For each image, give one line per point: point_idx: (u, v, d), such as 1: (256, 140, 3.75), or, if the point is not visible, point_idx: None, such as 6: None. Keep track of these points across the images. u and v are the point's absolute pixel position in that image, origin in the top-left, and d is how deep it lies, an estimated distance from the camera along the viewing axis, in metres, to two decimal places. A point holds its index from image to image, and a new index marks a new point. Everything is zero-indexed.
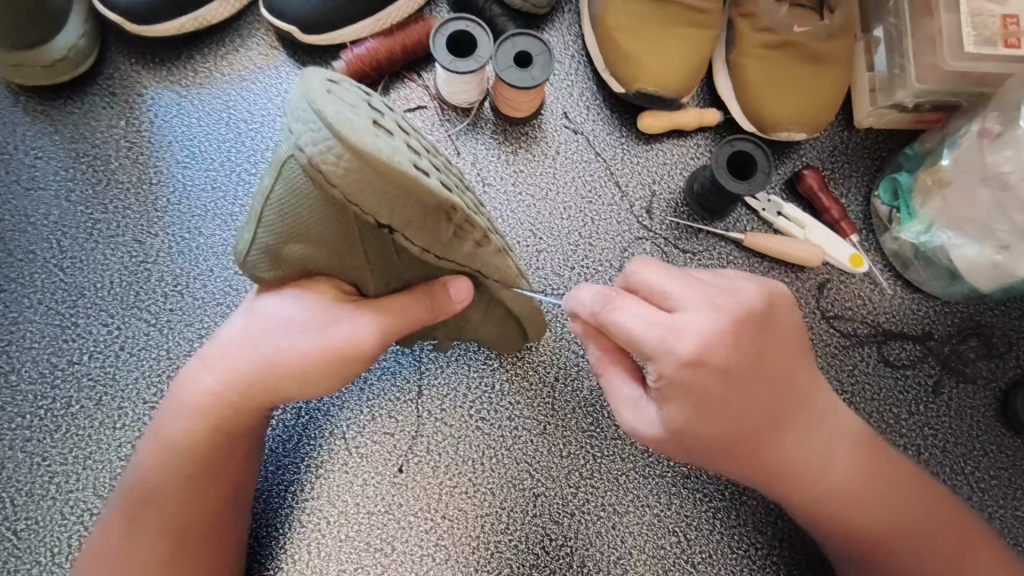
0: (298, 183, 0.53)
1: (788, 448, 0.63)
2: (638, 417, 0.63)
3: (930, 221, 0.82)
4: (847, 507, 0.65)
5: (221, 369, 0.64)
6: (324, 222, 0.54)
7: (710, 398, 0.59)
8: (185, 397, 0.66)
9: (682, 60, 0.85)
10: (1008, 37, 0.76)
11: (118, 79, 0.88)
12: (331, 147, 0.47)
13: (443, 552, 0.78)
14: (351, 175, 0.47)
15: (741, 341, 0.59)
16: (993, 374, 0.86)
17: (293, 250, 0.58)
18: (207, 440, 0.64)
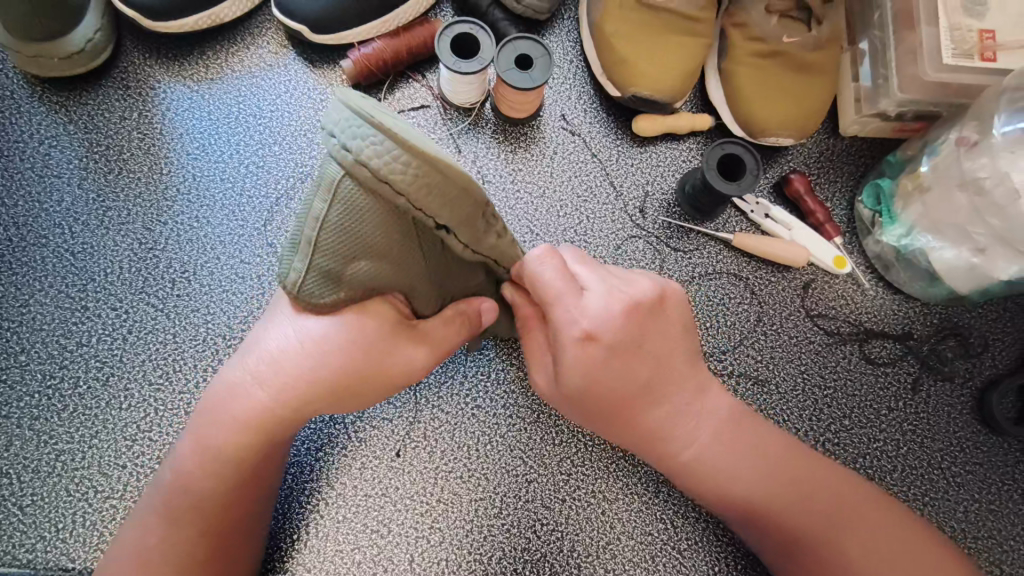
0: (354, 200, 0.52)
1: (679, 419, 0.69)
2: (545, 380, 0.69)
3: (911, 225, 0.86)
4: (746, 478, 0.68)
5: (270, 385, 0.66)
6: (386, 235, 0.55)
7: (593, 367, 0.65)
8: (224, 406, 0.67)
9: (676, 66, 0.89)
10: (985, 51, 0.81)
11: (131, 73, 0.91)
12: (396, 158, 0.49)
13: (438, 534, 0.80)
14: (419, 180, 0.51)
15: (632, 323, 0.66)
16: (970, 374, 0.89)
17: (358, 268, 0.57)
18: (248, 453, 0.67)
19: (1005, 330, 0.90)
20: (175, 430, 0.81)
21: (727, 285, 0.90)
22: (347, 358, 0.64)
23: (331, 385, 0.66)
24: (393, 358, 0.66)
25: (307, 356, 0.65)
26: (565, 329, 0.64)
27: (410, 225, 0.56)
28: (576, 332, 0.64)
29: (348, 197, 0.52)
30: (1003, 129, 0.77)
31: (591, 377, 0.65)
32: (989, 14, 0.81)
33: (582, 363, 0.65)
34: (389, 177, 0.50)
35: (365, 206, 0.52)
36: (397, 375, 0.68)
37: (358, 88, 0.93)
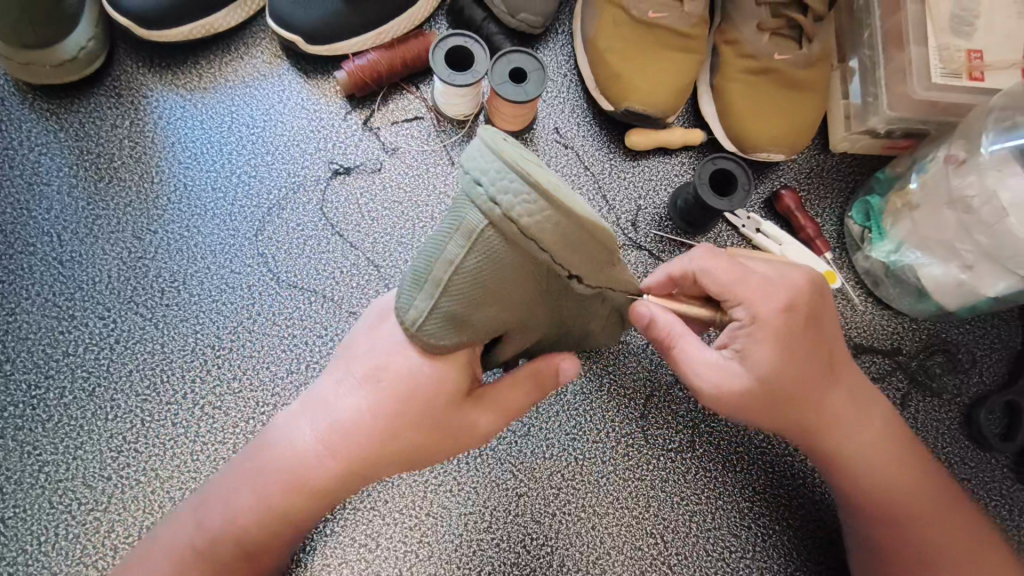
0: (495, 249, 0.54)
1: (853, 411, 0.70)
2: (725, 375, 0.66)
3: (900, 241, 0.87)
4: (904, 476, 0.71)
5: (334, 443, 0.64)
6: (518, 282, 0.57)
7: (801, 348, 0.66)
8: (279, 454, 0.65)
9: (669, 82, 0.89)
10: (973, 70, 0.82)
11: (124, 81, 0.90)
12: (554, 218, 0.52)
13: (426, 549, 0.80)
14: (564, 235, 0.54)
15: (816, 307, 0.67)
16: (958, 389, 0.90)
17: (481, 313, 0.58)
18: (305, 503, 0.65)
19: (992, 346, 0.91)
20: (161, 441, 0.80)
21: None
22: (418, 415, 0.63)
23: (401, 448, 0.64)
24: (458, 420, 0.65)
25: (374, 416, 0.63)
26: (764, 306, 0.65)
27: (540, 273, 0.58)
28: (776, 307, 0.65)
29: (489, 248, 0.54)
30: (991, 148, 0.78)
31: (793, 361, 0.65)
32: (975, 35, 0.82)
33: (797, 345, 0.65)
34: (534, 232, 0.53)
35: (503, 259, 0.55)
36: (462, 439, 0.66)
37: (352, 99, 0.93)
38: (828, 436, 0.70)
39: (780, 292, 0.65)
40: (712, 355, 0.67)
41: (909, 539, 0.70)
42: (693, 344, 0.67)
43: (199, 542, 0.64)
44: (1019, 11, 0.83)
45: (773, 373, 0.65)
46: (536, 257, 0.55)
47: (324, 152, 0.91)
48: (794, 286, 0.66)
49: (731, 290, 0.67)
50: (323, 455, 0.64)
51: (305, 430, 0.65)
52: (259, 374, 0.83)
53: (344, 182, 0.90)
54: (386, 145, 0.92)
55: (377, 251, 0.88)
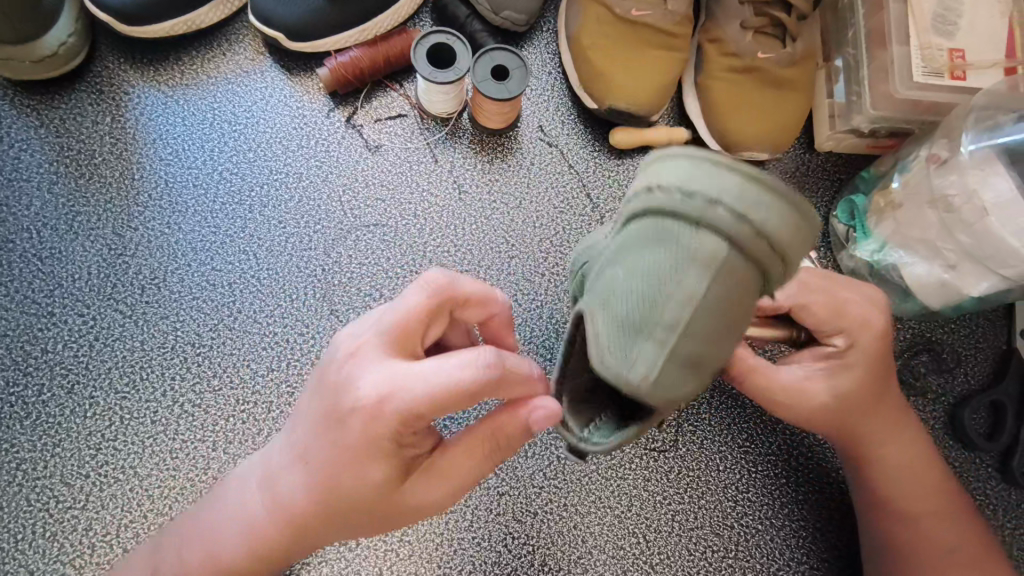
0: (726, 259, 0.49)
1: (897, 432, 0.73)
2: (799, 395, 0.71)
3: (884, 240, 0.86)
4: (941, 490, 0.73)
5: (277, 510, 0.60)
6: (749, 295, 0.51)
7: (861, 371, 0.70)
8: (235, 508, 0.63)
9: (652, 79, 0.89)
10: (954, 69, 0.82)
11: (106, 78, 0.90)
12: (792, 207, 0.49)
13: (406, 547, 0.79)
14: (800, 244, 0.50)
15: (884, 338, 0.70)
16: (942, 389, 0.89)
17: (690, 349, 0.51)
18: (259, 565, 0.63)
19: (977, 346, 0.91)
20: (140, 439, 0.80)
21: None
22: (349, 495, 0.57)
23: (337, 518, 0.59)
24: (397, 500, 0.58)
25: (310, 495, 0.58)
26: (860, 328, 0.69)
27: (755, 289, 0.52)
28: (873, 331, 0.69)
29: (722, 268, 0.49)
30: (972, 148, 0.78)
31: (865, 376, 0.70)
32: (957, 33, 0.82)
33: (880, 361, 0.70)
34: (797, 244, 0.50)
35: (739, 271, 0.49)
36: (410, 512, 0.60)
37: (336, 96, 0.92)
38: (882, 445, 0.73)
39: (876, 320, 0.69)
40: (792, 376, 0.71)
41: (930, 549, 0.71)
42: (773, 371, 0.71)
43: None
44: (1001, 10, 0.83)
45: (853, 387, 0.70)
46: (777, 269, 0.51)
47: (308, 149, 0.91)
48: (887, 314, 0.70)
49: (838, 312, 0.69)
50: (263, 523, 0.61)
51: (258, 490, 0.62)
52: (239, 372, 0.82)
53: (327, 180, 0.90)
54: (369, 142, 0.91)
55: (359, 249, 0.87)
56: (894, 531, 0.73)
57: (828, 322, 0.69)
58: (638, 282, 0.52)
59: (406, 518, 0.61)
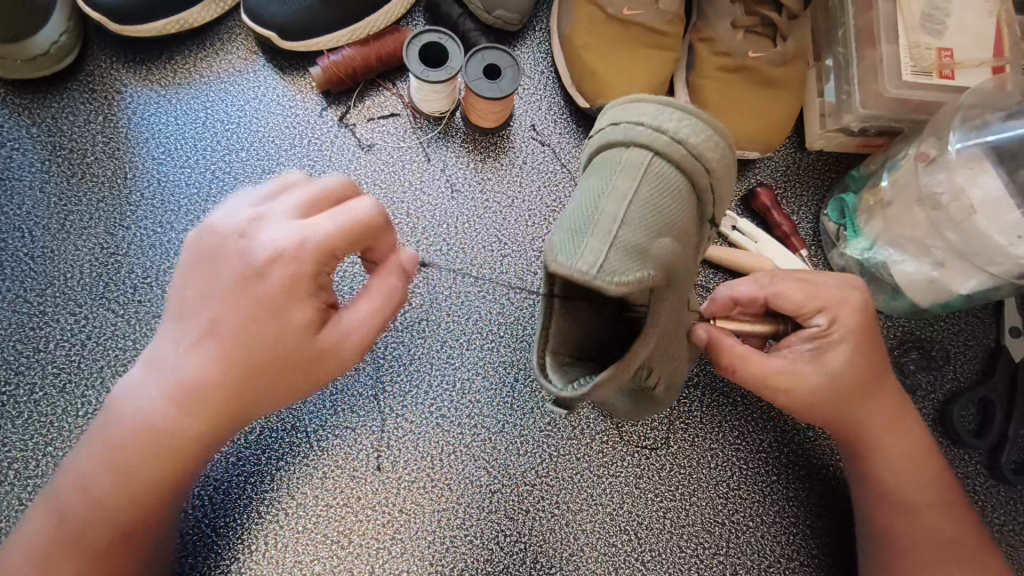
0: (652, 167, 0.64)
1: (890, 420, 0.73)
2: (788, 380, 0.70)
3: (874, 238, 0.87)
4: (932, 474, 0.74)
5: (182, 393, 0.61)
6: (684, 200, 0.65)
7: (853, 357, 0.70)
8: (127, 412, 0.62)
9: (644, 78, 0.89)
10: (943, 69, 0.83)
11: (98, 76, 0.90)
12: (708, 132, 0.67)
13: (398, 545, 0.79)
14: (719, 155, 0.68)
15: (870, 321, 0.70)
16: (932, 386, 0.90)
17: (659, 245, 0.62)
18: (178, 461, 0.63)
19: (966, 344, 0.91)
20: None
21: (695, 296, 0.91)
22: (236, 342, 0.59)
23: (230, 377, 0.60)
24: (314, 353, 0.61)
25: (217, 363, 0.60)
26: (843, 309, 0.69)
27: (689, 197, 0.66)
28: (853, 312, 0.69)
29: (653, 172, 0.64)
30: (958, 146, 0.78)
31: (858, 360, 0.70)
32: (946, 33, 0.83)
33: (869, 346, 0.70)
34: (711, 159, 0.66)
35: (672, 178, 0.65)
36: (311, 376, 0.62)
37: (328, 95, 0.93)
38: (875, 431, 0.73)
39: (856, 300, 0.70)
40: (777, 361, 0.70)
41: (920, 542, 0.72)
42: (757, 356, 0.70)
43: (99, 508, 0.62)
44: (989, 9, 0.83)
45: (846, 369, 0.69)
46: (700, 178, 0.66)
47: (300, 148, 0.91)
48: (866, 295, 0.71)
49: (818, 295, 0.70)
50: (160, 403, 0.61)
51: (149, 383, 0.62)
52: None
53: (318, 178, 0.90)
54: (361, 141, 0.92)
55: None
56: (889, 518, 0.74)
57: (804, 305, 0.70)
58: (579, 214, 0.64)
59: (328, 375, 0.63)
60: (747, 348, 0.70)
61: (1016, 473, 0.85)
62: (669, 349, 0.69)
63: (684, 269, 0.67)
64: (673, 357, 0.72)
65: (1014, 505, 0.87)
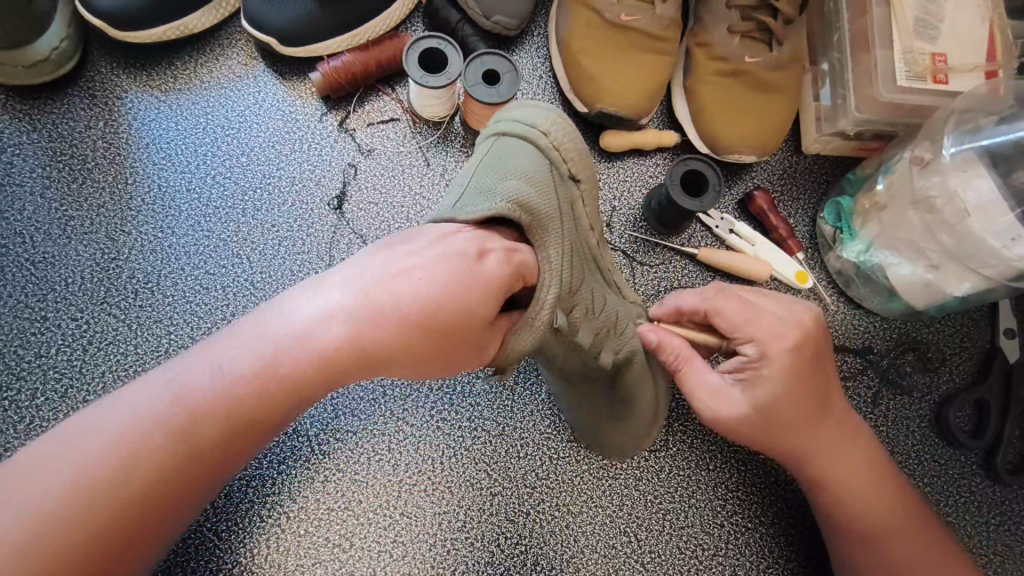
0: (498, 147, 0.71)
1: (839, 444, 0.70)
2: (725, 406, 0.68)
3: (870, 241, 0.88)
4: (884, 505, 0.71)
5: (362, 329, 0.54)
6: (536, 164, 0.69)
7: (791, 385, 0.66)
8: (285, 337, 0.54)
9: (642, 83, 0.90)
10: (937, 74, 0.84)
11: (98, 82, 0.90)
12: (550, 115, 0.72)
13: (400, 548, 0.80)
14: (560, 133, 0.72)
15: (805, 349, 0.66)
16: (928, 388, 0.91)
17: (509, 185, 0.65)
18: (269, 410, 0.54)
19: (961, 346, 0.92)
20: None
21: None
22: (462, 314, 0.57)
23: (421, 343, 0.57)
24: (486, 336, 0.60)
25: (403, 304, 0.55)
26: (776, 343, 0.65)
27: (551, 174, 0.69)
28: (787, 347, 0.65)
29: (502, 149, 0.70)
30: (953, 151, 0.79)
31: (788, 394, 0.66)
32: (939, 38, 0.84)
33: (803, 380, 0.66)
34: (560, 138, 0.71)
35: (521, 145, 0.70)
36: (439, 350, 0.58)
37: (328, 100, 0.93)
38: (816, 460, 0.71)
39: (791, 333, 0.65)
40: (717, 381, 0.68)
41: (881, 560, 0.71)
42: (699, 369, 0.69)
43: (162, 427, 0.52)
44: (982, 15, 0.84)
45: (773, 404, 0.66)
46: (547, 143, 0.71)
47: (300, 152, 0.91)
48: (805, 327, 0.67)
49: (751, 324, 0.66)
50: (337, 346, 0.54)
51: (318, 297, 0.55)
52: None
53: (319, 183, 0.90)
54: (361, 146, 0.92)
55: (352, 251, 0.88)
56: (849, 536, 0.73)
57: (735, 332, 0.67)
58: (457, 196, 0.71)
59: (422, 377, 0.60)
60: (692, 356, 0.69)
61: (1012, 473, 0.86)
62: (597, 325, 0.69)
63: (555, 216, 0.66)
64: (612, 334, 0.70)
65: (1008, 505, 0.87)
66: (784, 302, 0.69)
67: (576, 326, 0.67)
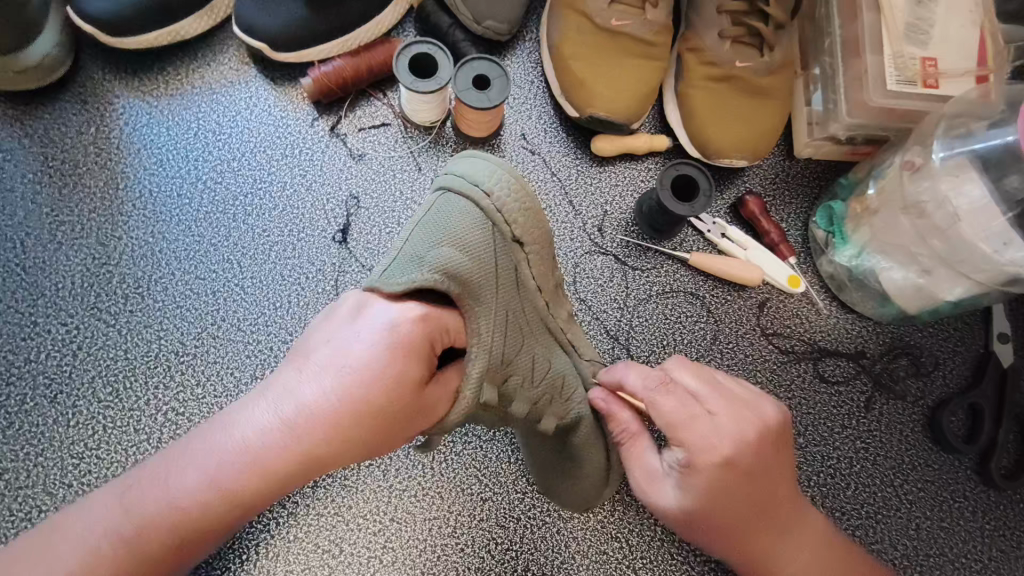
0: (440, 203, 0.70)
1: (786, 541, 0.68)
2: (659, 495, 0.66)
3: (861, 246, 0.88)
4: None
5: (300, 432, 0.56)
6: (473, 228, 0.67)
7: (729, 494, 0.62)
8: (228, 446, 0.56)
9: (633, 88, 0.90)
10: (927, 78, 0.83)
11: (90, 88, 0.90)
12: (498, 172, 0.70)
13: (390, 554, 0.79)
14: (504, 189, 0.69)
15: (740, 461, 0.61)
16: (921, 393, 0.91)
17: (442, 253, 0.65)
18: (218, 517, 0.55)
19: (955, 350, 0.92)
20: (123, 448, 0.80)
21: (685, 304, 0.91)
22: (396, 402, 0.58)
23: (366, 426, 0.57)
24: (425, 402, 0.61)
25: (335, 394, 0.57)
26: (704, 454, 0.61)
27: (485, 235, 0.67)
28: (716, 460, 0.61)
29: (442, 205, 0.70)
30: (943, 155, 0.78)
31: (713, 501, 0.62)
32: (930, 42, 0.84)
33: (734, 490, 0.62)
34: (503, 197, 0.68)
35: (461, 206, 0.69)
36: (379, 428, 0.58)
37: (319, 105, 0.93)
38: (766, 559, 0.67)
39: (724, 447, 0.61)
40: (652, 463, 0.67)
41: None
42: (642, 446, 0.68)
43: (114, 540, 0.54)
44: (972, 19, 0.84)
45: (705, 509, 0.63)
46: (487, 203, 0.68)
47: (291, 158, 0.91)
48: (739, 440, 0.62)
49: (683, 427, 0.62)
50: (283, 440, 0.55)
51: (261, 406, 0.57)
52: (222, 380, 0.83)
53: (311, 189, 0.90)
54: (353, 150, 0.92)
55: (344, 256, 0.88)
56: None
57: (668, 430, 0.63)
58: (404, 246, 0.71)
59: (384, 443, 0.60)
60: (637, 433, 0.69)
61: (1007, 478, 0.86)
62: (539, 390, 0.70)
63: (488, 292, 0.66)
64: (557, 398, 0.71)
65: (1003, 509, 0.87)
66: (733, 408, 0.64)
67: (512, 394, 0.69)
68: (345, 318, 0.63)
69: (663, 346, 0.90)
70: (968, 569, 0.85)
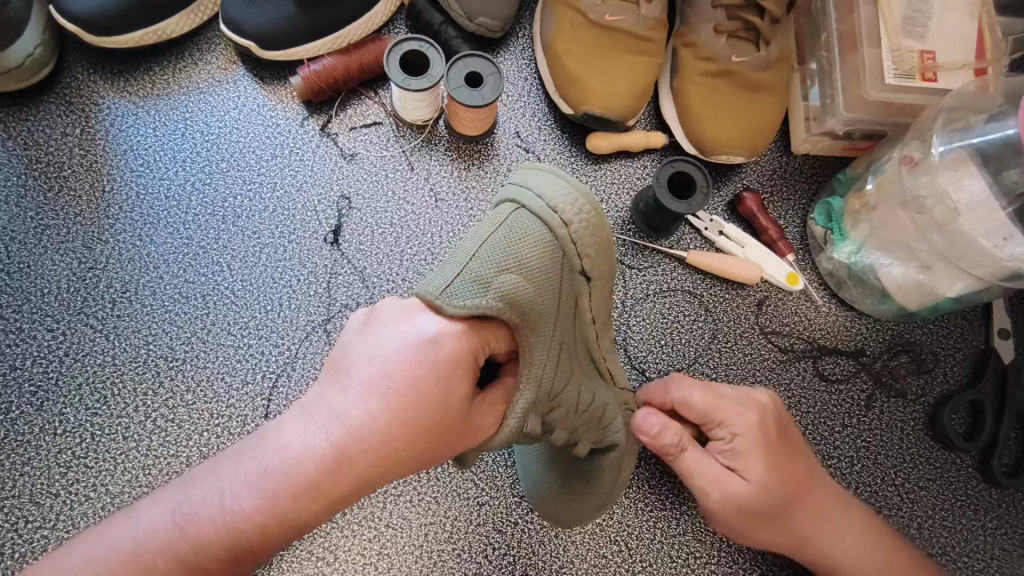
0: (514, 217, 0.66)
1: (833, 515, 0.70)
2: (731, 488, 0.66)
3: (860, 243, 0.87)
4: None
5: (347, 441, 0.54)
6: (542, 257, 0.64)
7: (777, 454, 0.67)
8: (276, 458, 0.53)
9: (628, 85, 0.89)
10: (925, 71, 0.82)
11: (74, 88, 0.89)
12: (575, 198, 0.66)
13: (386, 560, 0.78)
14: (583, 223, 0.66)
15: (768, 424, 0.69)
16: (922, 390, 0.89)
17: (506, 280, 0.63)
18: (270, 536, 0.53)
19: (955, 346, 0.91)
20: (111, 456, 0.78)
21: (683, 303, 0.90)
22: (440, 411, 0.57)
23: (411, 437, 0.56)
24: (471, 418, 0.60)
25: (384, 407, 0.55)
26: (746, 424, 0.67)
27: (557, 267, 0.65)
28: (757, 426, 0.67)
29: (513, 219, 0.66)
30: (942, 150, 0.77)
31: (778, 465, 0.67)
32: (928, 35, 0.83)
33: (782, 459, 0.68)
34: (580, 232, 0.65)
35: (532, 227, 0.65)
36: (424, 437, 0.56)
37: (310, 104, 0.92)
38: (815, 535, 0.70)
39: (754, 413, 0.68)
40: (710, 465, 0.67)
41: None
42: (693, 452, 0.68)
43: (169, 557, 0.51)
44: (970, 12, 0.83)
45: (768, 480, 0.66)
46: (563, 232, 0.65)
47: (282, 160, 0.90)
48: (770, 407, 0.70)
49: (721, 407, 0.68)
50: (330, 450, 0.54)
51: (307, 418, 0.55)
52: (213, 386, 0.81)
53: (302, 191, 0.89)
54: (344, 150, 0.91)
55: (335, 259, 0.87)
56: None
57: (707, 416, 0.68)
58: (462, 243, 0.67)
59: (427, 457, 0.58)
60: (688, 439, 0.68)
61: (1009, 475, 0.85)
62: (580, 420, 0.70)
63: (545, 327, 0.65)
64: (596, 427, 0.71)
65: (1006, 508, 0.86)
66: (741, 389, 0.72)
67: (553, 424, 0.68)
68: (383, 321, 0.61)
69: (660, 346, 0.88)
70: (971, 569, 0.84)
